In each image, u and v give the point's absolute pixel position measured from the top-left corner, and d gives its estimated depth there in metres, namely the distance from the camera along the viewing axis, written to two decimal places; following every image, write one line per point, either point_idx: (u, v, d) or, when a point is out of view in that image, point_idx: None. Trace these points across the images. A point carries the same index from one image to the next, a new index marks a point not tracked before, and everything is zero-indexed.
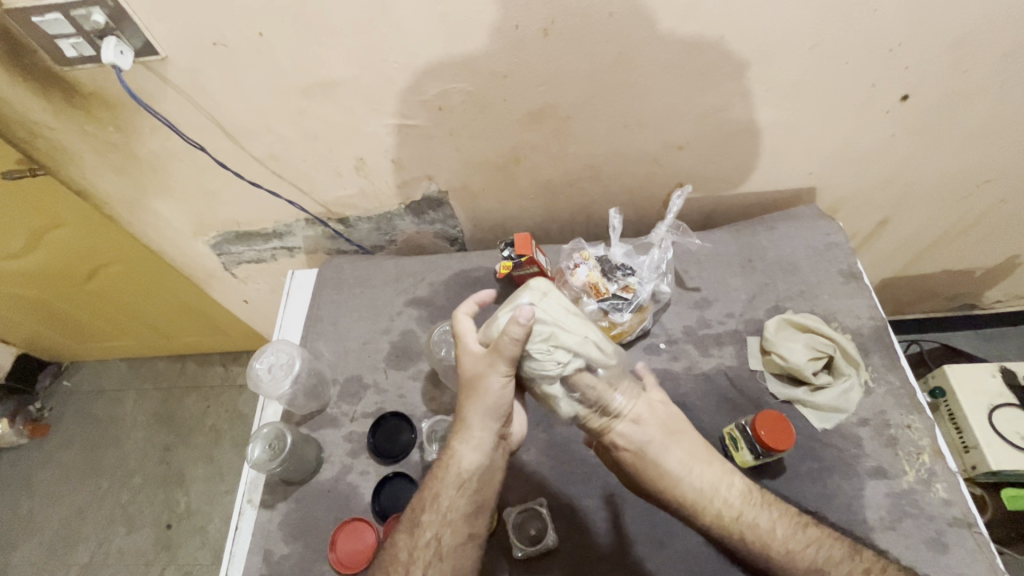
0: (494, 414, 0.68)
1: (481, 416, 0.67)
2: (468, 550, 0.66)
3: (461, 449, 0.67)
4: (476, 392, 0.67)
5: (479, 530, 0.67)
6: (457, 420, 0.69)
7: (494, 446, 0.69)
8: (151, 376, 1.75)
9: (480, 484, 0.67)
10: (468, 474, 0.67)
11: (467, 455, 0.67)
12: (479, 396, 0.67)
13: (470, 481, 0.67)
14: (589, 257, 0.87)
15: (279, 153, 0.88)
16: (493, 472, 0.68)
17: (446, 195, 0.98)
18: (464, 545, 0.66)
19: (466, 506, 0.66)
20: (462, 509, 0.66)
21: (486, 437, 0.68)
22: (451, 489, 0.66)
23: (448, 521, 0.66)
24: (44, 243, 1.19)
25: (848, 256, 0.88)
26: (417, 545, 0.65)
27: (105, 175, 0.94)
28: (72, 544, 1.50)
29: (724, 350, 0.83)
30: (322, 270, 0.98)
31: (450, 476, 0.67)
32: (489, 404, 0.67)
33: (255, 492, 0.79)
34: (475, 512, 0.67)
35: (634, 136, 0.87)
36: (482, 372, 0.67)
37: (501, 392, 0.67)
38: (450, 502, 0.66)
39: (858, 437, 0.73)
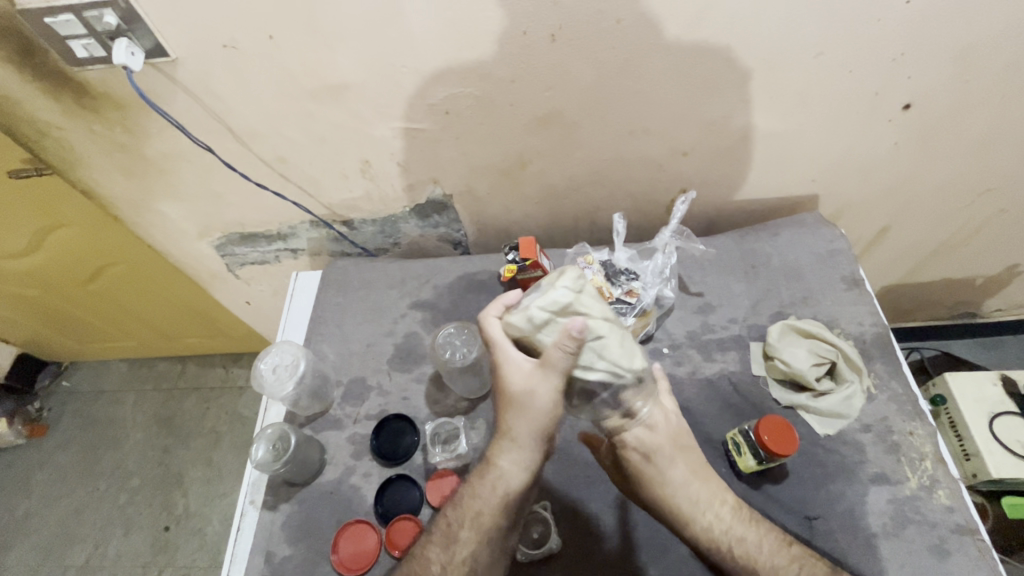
0: (539, 429, 0.68)
1: (528, 432, 0.67)
2: (501, 566, 0.67)
3: (506, 466, 0.68)
4: (525, 407, 0.66)
5: (511, 546, 0.68)
6: (500, 433, 0.69)
7: (536, 462, 0.70)
8: (151, 378, 1.75)
9: (520, 504, 0.68)
10: (510, 493, 0.67)
11: (513, 473, 0.68)
12: (527, 412, 0.67)
13: (512, 500, 0.67)
14: (593, 261, 0.87)
15: (286, 155, 0.89)
16: (531, 490, 0.70)
17: (450, 199, 0.99)
18: (495, 563, 0.66)
19: (504, 524, 0.67)
20: (500, 527, 0.66)
21: (531, 456, 0.68)
22: (493, 508, 0.66)
23: (487, 539, 0.66)
24: (48, 243, 1.20)
25: (850, 262, 0.88)
26: (454, 562, 0.65)
27: (111, 176, 0.94)
28: (69, 545, 1.50)
29: (727, 355, 0.83)
30: (327, 272, 0.98)
31: (493, 495, 0.67)
32: (536, 419, 0.67)
33: (258, 493, 0.79)
34: (512, 528, 0.68)
35: (639, 142, 0.88)
36: (532, 389, 0.65)
37: (551, 408, 0.66)
38: (489, 521, 0.66)
39: (862, 444, 0.74)
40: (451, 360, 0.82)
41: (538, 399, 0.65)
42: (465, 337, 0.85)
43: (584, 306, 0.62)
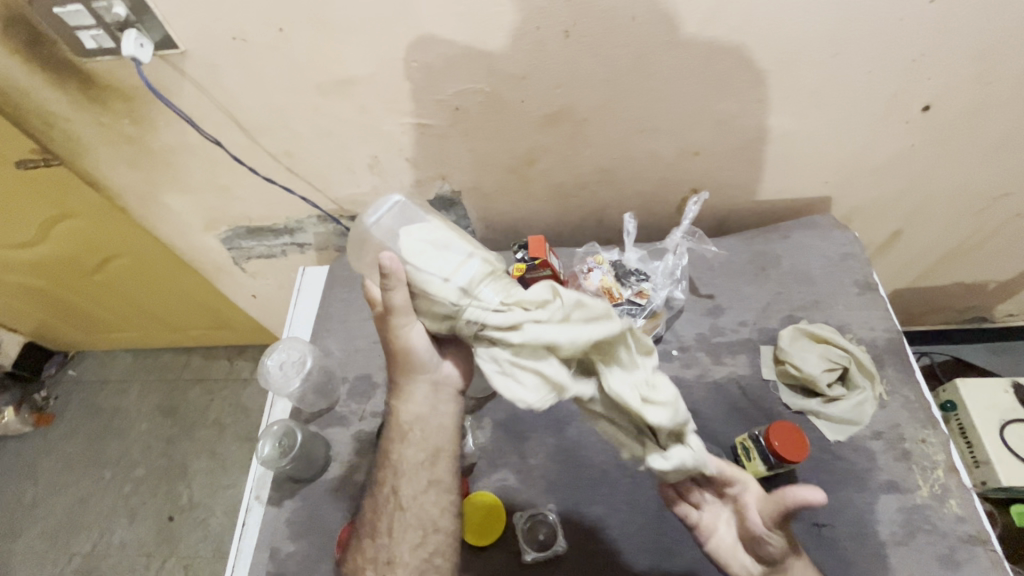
0: (420, 368, 0.63)
1: (407, 374, 0.64)
2: (431, 498, 0.63)
3: (399, 406, 0.65)
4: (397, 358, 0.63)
5: (443, 477, 0.64)
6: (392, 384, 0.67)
7: (435, 398, 0.65)
8: (156, 369, 1.75)
9: (422, 433, 0.64)
10: (410, 426, 0.64)
11: (406, 409, 0.65)
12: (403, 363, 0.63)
13: (415, 432, 0.64)
14: (603, 261, 0.85)
15: (294, 149, 0.88)
16: (434, 418, 0.65)
17: (458, 195, 0.98)
18: (423, 495, 0.63)
19: (416, 455, 0.64)
20: (412, 458, 0.64)
21: (419, 390, 0.64)
22: (398, 444, 0.65)
23: (401, 473, 0.64)
24: (55, 234, 1.20)
25: (863, 267, 0.87)
26: (382, 503, 0.64)
27: (119, 168, 0.94)
28: (74, 533, 1.51)
29: (737, 358, 0.82)
30: (333, 267, 0.97)
31: (395, 432, 0.65)
32: (406, 363, 0.63)
33: (262, 490, 0.79)
34: (430, 459, 0.64)
35: (651, 141, 0.87)
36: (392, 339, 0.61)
37: (420, 351, 0.62)
38: (398, 455, 0.64)
39: (872, 450, 0.73)
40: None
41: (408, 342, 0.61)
42: None
43: (439, 258, 0.54)
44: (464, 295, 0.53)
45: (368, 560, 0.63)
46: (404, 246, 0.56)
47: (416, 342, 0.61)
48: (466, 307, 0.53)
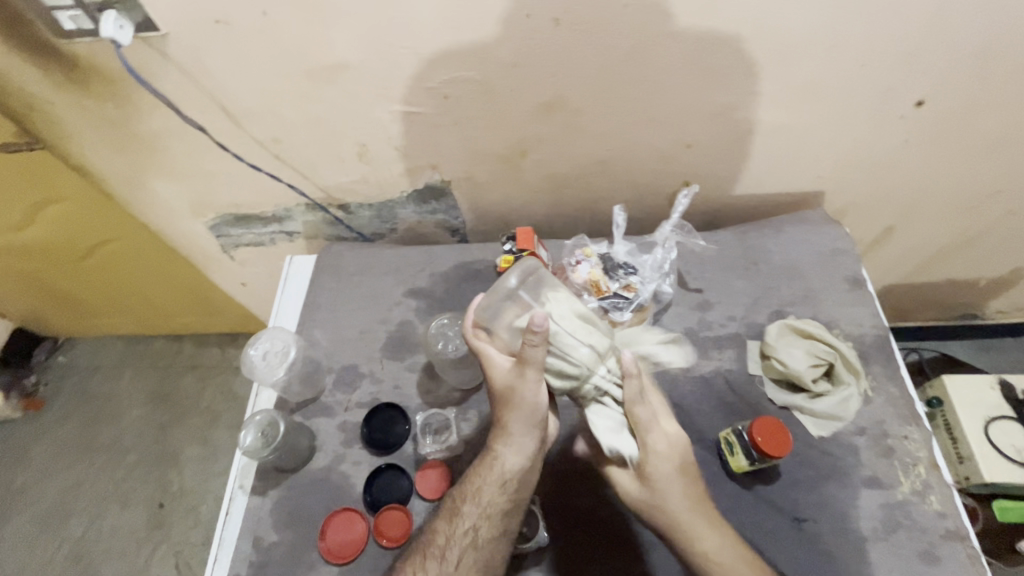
0: (533, 421, 0.64)
1: (521, 423, 0.64)
2: (501, 545, 0.65)
3: (503, 452, 0.65)
4: (511, 404, 0.64)
5: (513, 528, 0.66)
6: (497, 425, 0.66)
7: (537, 450, 0.66)
8: (147, 355, 1.74)
9: (522, 487, 0.65)
10: (510, 475, 0.65)
11: (511, 457, 0.65)
12: (517, 407, 0.63)
13: (513, 482, 0.65)
14: (591, 254, 0.85)
15: (281, 136, 0.87)
16: (535, 472, 0.66)
17: (449, 185, 0.97)
18: (499, 540, 0.65)
19: (504, 503, 0.65)
20: (500, 505, 0.65)
21: (528, 443, 0.65)
22: (492, 485, 0.65)
23: (486, 515, 0.65)
24: (41, 218, 1.18)
25: (853, 262, 0.87)
26: (455, 533, 0.66)
27: (104, 152, 0.92)
28: (64, 519, 1.51)
29: (724, 353, 0.81)
30: (322, 256, 0.96)
31: (493, 475, 0.65)
32: (524, 412, 0.64)
33: (246, 479, 0.78)
34: (513, 510, 0.66)
35: (643, 132, 0.86)
36: (514, 385, 0.62)
37: (536, 403, 0.63)
38: (489, 498, 0.65)
39: (856, 446, 0.73)
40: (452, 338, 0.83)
41: (524, 394, 0.63)
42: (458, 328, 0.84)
43: (581, 331, 0.62)
44: (597, 361, 0.62)
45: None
46: (552, 308, 0.63)
47: (538, 394, 0.63)
48: (591, 375, 0.62)
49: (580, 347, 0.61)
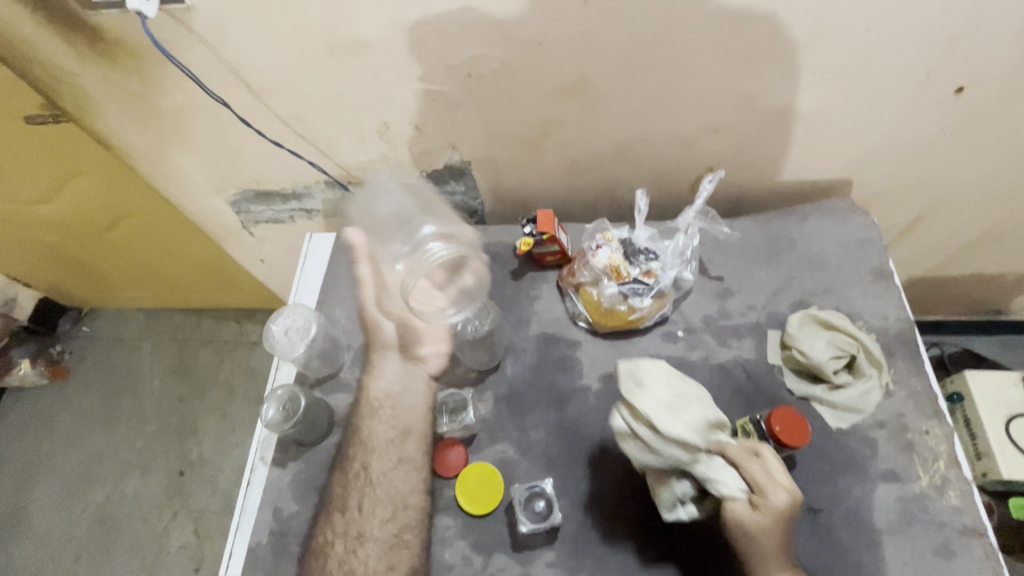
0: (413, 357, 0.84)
1: (380, 353, 0.85)
2: (400, 477, 0.75)
3: (371, 384, 0.82)
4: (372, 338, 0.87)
5: (411, 461, 0.76)
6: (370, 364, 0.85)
7: (405, 372, 0.83)
8: (167, 328, 1.78)
9: (386, 415, 0.80)
10: (383, 405, 0.80)
11: (381, 393, 0.81)
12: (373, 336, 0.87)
13: (380, 410, 0.80)
14: (612, 238, 0.83)
15: (303, 113, 0.86)
16: (412, 399, 0.81)
17: (468, 166, 0.97)
18: (394, 474, 0.76)
19: (393, 437, 0.78)
20: (386, 439, 0.78)
21: (387, 369, 0.83)
22: (366, 422, 0.79)
23: (372, 451, 0.77)
24: (66, 191, 1.20)
25: (880, 254, 0.85)
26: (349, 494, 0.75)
27: (128, 126, 0.93)
28: (90, 483, 1.58)
29: (743, 342, 0.80)
30: (340, 235, 0.96)
31: (368, 411, 0.80)
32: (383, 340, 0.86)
33: (267, 450, 0.80)
34: (402, 441, 0.78)
35: (668, 116, 0.84)
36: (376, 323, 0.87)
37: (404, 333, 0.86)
38: (376, 435, 0.78)
39: (874, 439, 0.72)
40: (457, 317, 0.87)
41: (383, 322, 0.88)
42: (479, 311, 0.87)
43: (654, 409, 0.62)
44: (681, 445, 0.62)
45: (336, 536, 0.73)
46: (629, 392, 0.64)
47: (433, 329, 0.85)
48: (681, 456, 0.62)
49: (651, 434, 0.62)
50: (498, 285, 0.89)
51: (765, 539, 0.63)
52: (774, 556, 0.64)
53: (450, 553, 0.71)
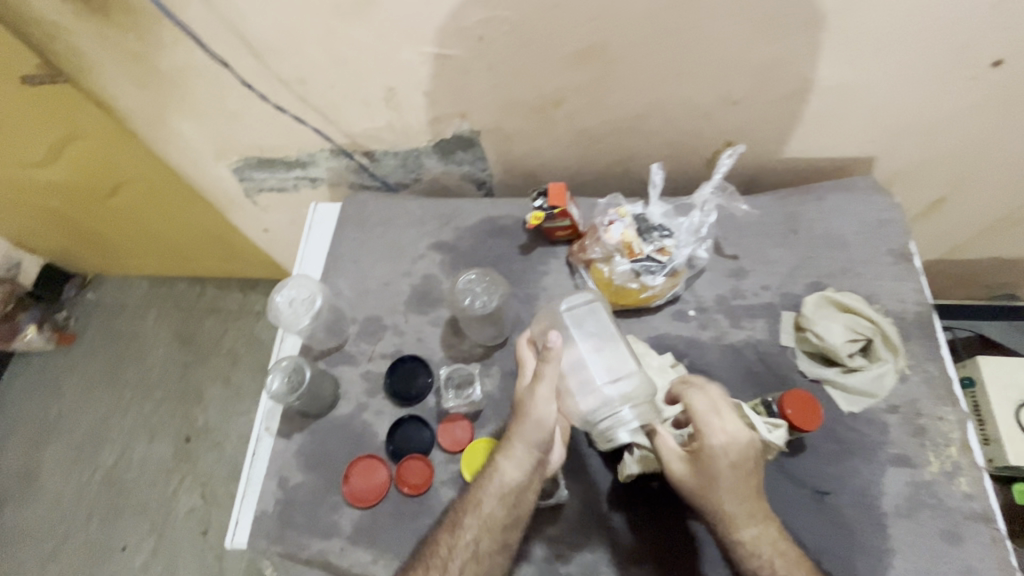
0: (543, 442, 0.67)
1: (525, 438, 0.66)
2: (499, 558, 0.67)
3: (504, 464, 0.67)
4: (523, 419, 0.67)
5: (513, 541, 0.68)
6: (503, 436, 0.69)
7: (535, 468, 0.68)
8: (171, 296, 1.77)
9: (520, 502, 0.67)
10: (507, 486, 0.67)
11: (511, 473, 0.67)
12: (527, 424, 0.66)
13: (511, 494, 0.67)
14: (625, 214, 0.80)
15: (307, 77, 0.83)
16: (535, 487, 0.68)
17: (478, 135, 0.93)
18: (496, 553, 0.67)
19: (503, 518, 0.67)
20: (499, 519, 0.67)
21: (527, 458, 0.67)
22: (488, 497, 0.67)
23: (486, 528, 0.66)
24: (65, 155, 1.18)
25: (901, 235, 0.82)
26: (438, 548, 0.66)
27: (127, 87, 0.90)
28: (99, 447, 1.60)
29: (756, 323, 0.79)
30: (345, 204, 0.94)
31: (492, 485, 0.67)
32: (533, 427, 0.66)
33: (272, 421, 0.79)
34: (513, 525, 0.67)
35: (687, 86, 0.81)
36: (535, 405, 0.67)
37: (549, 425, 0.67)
38: (489, 511, 0.66)
39: (886, 424, 0.71)
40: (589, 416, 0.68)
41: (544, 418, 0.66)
42: (486, 285, 0.81)
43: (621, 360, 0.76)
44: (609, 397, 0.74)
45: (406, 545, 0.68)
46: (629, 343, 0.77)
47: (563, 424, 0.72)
48: None
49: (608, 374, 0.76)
50: (506, 260, 0.87)
51: (721, 493, 0.62)
52: (739, 512, 0.62)
53: None
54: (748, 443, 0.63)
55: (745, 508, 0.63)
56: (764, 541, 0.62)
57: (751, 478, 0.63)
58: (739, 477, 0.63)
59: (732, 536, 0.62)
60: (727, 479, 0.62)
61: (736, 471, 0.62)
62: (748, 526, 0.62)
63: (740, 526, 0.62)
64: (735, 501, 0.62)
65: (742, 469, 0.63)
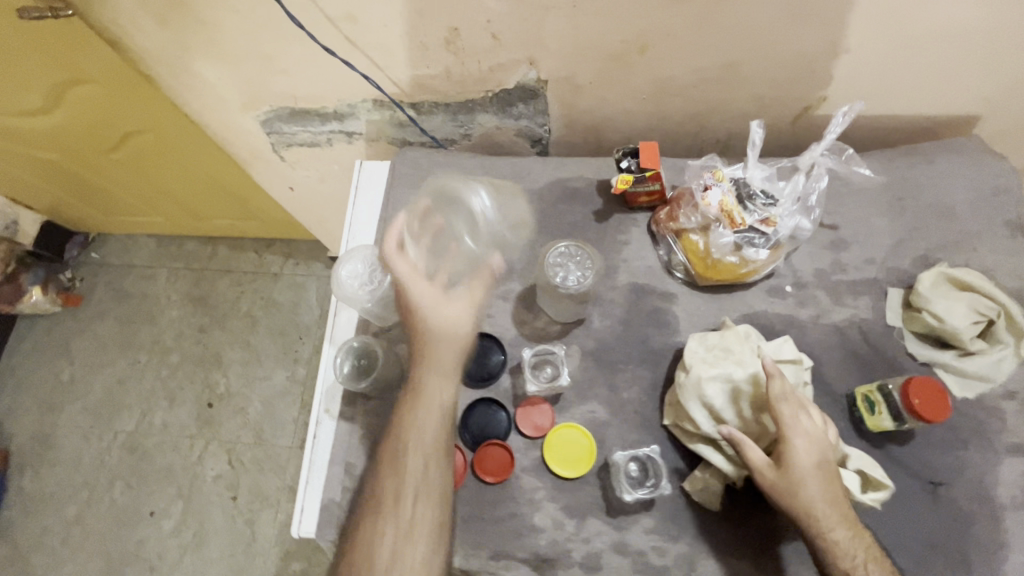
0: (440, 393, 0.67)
1: (431, 384, 0.67)
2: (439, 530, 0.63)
3: (416, 413, 0.66)
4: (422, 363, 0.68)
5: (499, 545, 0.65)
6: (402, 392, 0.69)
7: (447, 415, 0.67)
8: (182, 257, 1.68)
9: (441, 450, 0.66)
10: (425, 436, 0.66)
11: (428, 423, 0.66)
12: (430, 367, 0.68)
13: (425, 445, 0.65)
14: (723, 178, 0.71)
15: (357, 13, 0.72)
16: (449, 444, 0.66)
17: (544, 86, 0.83)
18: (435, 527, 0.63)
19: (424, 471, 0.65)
20: (419, 475, 0.64)
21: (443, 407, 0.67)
22: (406, 447, 0.65)
23: (414, 483, 0.64)
24: (67, 103, 1.05)
25: (1017, 204, 0.75)
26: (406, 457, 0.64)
27: (145, 23, 0.79)
28: (117, 412, 1.55)
29: (860, 301, 0.72)
30: (395, 163, 0.84)
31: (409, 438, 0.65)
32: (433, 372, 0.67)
33: (333, 402, 0.73)
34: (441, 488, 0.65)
35: (799, 30, 0.71)
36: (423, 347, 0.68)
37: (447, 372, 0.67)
38: (411, 467, 0.64)
39: (1003, 411, 0.66)
40: (698, 412, 0.65)
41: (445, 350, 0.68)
42: (578, 260, 0.73)
43: (716, 345, 0.68)
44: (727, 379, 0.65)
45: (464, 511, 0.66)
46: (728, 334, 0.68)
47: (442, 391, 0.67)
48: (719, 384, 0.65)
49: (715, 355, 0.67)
50: (581, 228, 0.79)
51: (804, 490, 0.58)
52: (830, 514, 0.58)
53: (540, 516, 0.66)
54: (825, 438, 0.60)
55: (837, 508, 0.58)
56: (859, 547, 0.57)
57: (835, 475, 0.59)
58: (826, 473, 0.59)
59: (822, 540, 0.57)
60: (809, 476, 0.58)
61: (820, 467, 0.59)
62: (840, 528, 0.57)
63: (832, 527, 0.57)
64: (825, 502, 0.58)
65: (826, 466, 0.59)
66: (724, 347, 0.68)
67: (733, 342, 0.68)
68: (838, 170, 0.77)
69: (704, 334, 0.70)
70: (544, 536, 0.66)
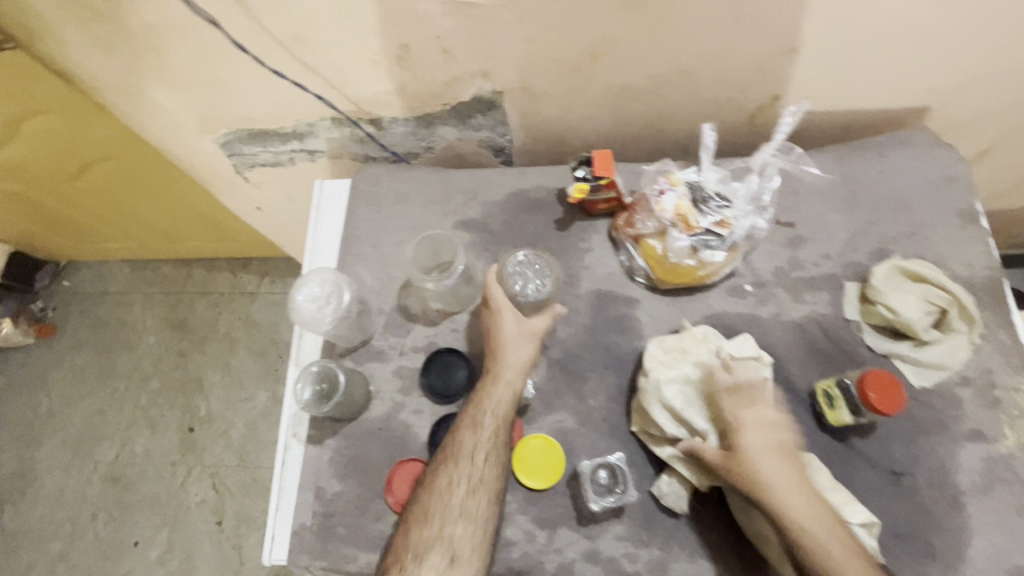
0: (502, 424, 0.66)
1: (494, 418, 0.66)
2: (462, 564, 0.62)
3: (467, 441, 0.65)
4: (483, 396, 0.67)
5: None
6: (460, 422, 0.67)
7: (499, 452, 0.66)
8: (156, 281, 1.65)
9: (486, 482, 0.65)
10: (474, 465, 0.65)
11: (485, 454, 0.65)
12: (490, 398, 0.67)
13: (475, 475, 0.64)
14: (677, 182, 0.73)
15: (305, 35, 0.72)
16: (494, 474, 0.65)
17: (500, 97, 0.83)
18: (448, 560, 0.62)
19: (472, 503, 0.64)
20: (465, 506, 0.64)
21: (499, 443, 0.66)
22: (454, 472, 0.64)
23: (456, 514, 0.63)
24: (23, 135, 1.04)
25: (966, 192, 0.76)
26: (456, 475, 0.64)
27: (94, 53, 0.78)
28: (96, 443, 1.53)
29: (818, 296, 0.73)
30: (356, 181, 0.84)
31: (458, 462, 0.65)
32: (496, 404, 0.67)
33: (300, 427, 0.73)
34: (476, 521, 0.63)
35: (743, 32, 0.72)
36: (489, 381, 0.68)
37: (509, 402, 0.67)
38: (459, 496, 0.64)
39: (960, 398, 0.67)
40: (658, 414, 0.66)
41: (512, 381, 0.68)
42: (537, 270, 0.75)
43: (674, 349, 0.69)
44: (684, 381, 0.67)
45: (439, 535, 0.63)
46: (686, 334, 0.70)
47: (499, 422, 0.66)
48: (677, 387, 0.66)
49: (670, 357, 0.69)
50: (543, 238, 0.79)
51: (795, 492, 0.57)
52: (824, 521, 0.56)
53: (511, 529, 0.67)
54: None
55: (828, 517, 0.56)
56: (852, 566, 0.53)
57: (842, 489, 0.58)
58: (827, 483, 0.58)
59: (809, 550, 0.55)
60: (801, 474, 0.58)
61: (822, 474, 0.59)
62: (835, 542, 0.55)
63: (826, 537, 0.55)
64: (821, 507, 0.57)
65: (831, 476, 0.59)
66: (680, 347, 0.69)
67: (690, 344, 0.69)
68: (787, 169, 0.78)
69: (661, 337, 0.71)
70: (515, 549, 0.66)
